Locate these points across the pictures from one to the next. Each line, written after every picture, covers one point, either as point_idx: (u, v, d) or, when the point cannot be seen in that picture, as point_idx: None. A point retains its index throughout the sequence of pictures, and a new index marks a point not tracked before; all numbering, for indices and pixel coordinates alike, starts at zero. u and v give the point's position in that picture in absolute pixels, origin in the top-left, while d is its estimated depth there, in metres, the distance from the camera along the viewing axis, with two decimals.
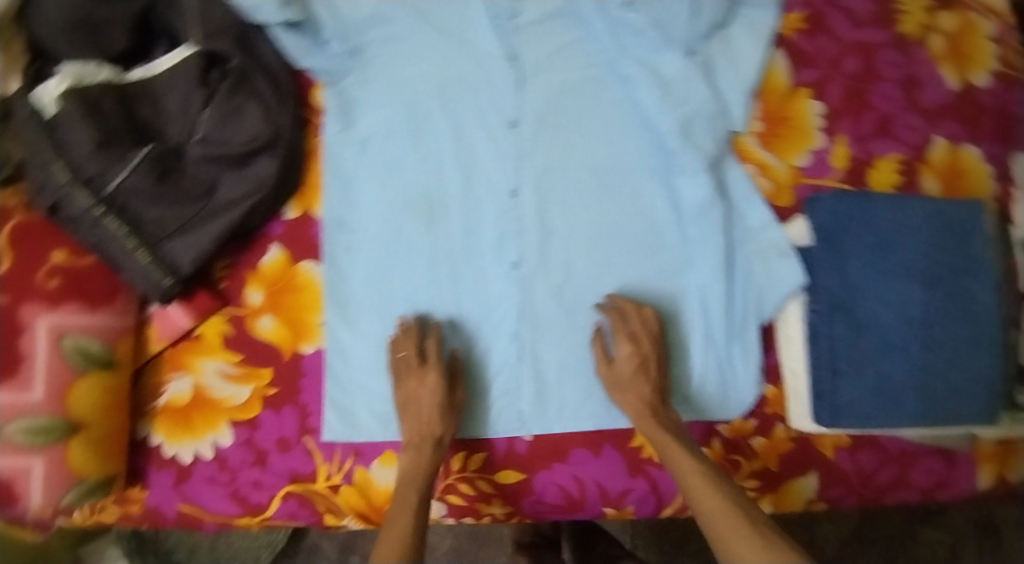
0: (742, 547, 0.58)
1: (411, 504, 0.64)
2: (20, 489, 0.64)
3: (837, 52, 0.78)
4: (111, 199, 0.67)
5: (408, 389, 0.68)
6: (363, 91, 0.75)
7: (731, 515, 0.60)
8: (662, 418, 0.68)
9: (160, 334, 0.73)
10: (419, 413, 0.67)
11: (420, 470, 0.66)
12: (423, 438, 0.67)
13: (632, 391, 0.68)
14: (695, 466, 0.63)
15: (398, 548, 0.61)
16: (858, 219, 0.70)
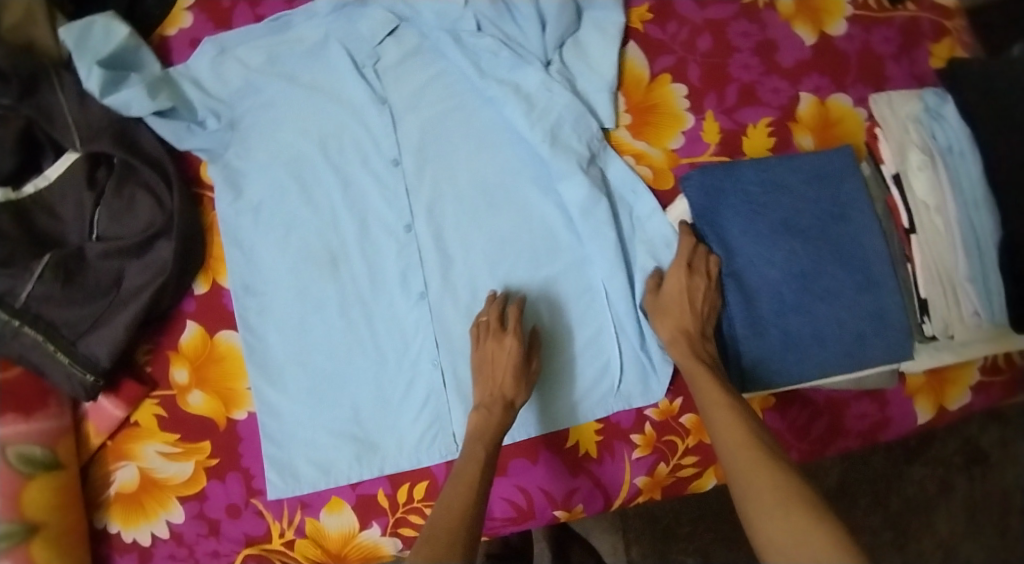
0: (754, 472, 0.57)
1: (480, 462, 0.65)
2: None
3: (688, 34, 0.83)
4: (25, 309, 0.70)
5: (487, 350, 0.71)
6: (246, 160, 0.79)
7: (750, 445, 0.59)
8: (700, 350, 0.69)
9: (97, 428, 0.75)
10: (494, 374, 0.71)
11: (488, 429, 0.68)
12: (494, 401, 0.69)
13: (672, 315, 0.70)
14: (722, 398, 0.64)
15: (463, 499, 0.61)
16: (730, 189, 0.73)
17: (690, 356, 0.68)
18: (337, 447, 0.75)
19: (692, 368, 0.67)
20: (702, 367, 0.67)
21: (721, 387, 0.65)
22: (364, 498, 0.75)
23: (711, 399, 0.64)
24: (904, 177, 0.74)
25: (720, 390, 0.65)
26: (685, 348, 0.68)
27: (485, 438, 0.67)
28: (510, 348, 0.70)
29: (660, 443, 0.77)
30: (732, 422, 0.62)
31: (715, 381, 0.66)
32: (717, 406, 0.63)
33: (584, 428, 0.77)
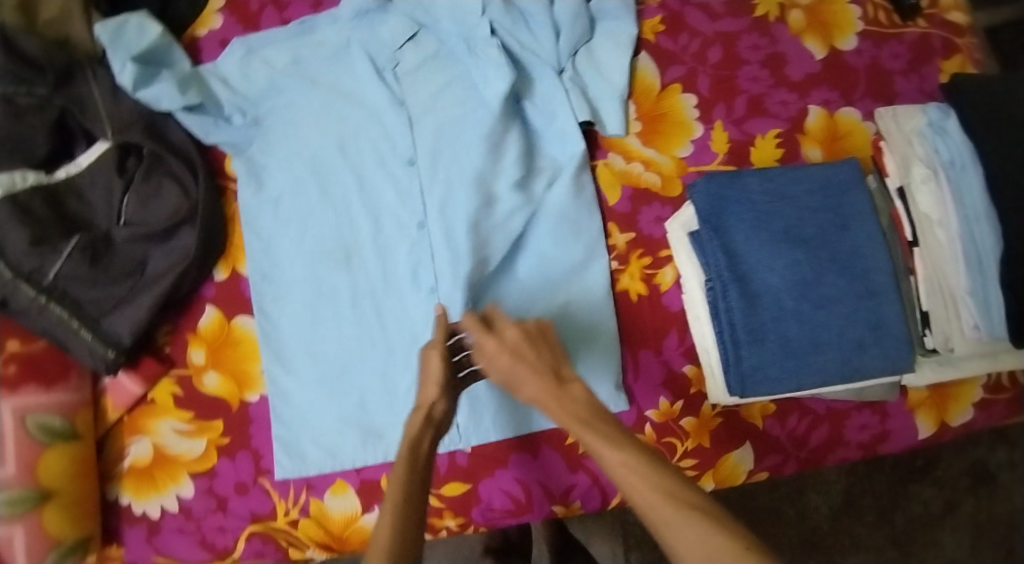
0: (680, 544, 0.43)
1: (399, 504, 0.49)
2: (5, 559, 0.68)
3: (700, 45, 0.85)
4: (52, 287, 0.73)
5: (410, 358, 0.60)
6: (268, 155, 0.82)
7: (664, 507, 0.44)
8: (566, 402, 0.52)
9: (116, 403, 0.78)
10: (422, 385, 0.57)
11: (403, 449, 0.53)
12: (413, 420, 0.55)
13: (519, 372, 0.53)
14: (612, 453, 0.48)
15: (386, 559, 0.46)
16: (734, 197, 0.74)
17: (641, 491, 0.45)
18: (344, 434, 0.78)
19: (654, 517, 0.45)
20: (656, 503, 0.44)
21: (694, 527, 0.43)
22: (368, 482, 0.77)
23: (682, 550, 0.43)
24: (908, 190, 0.76)
25: (687, 524, 0.43)
26: (626, 478, 0.46)
27: (398, 481, 0.50)
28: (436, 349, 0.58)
29: (659, 445, 0.77)
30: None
31: (680, 516, 0.44)
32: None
33: None
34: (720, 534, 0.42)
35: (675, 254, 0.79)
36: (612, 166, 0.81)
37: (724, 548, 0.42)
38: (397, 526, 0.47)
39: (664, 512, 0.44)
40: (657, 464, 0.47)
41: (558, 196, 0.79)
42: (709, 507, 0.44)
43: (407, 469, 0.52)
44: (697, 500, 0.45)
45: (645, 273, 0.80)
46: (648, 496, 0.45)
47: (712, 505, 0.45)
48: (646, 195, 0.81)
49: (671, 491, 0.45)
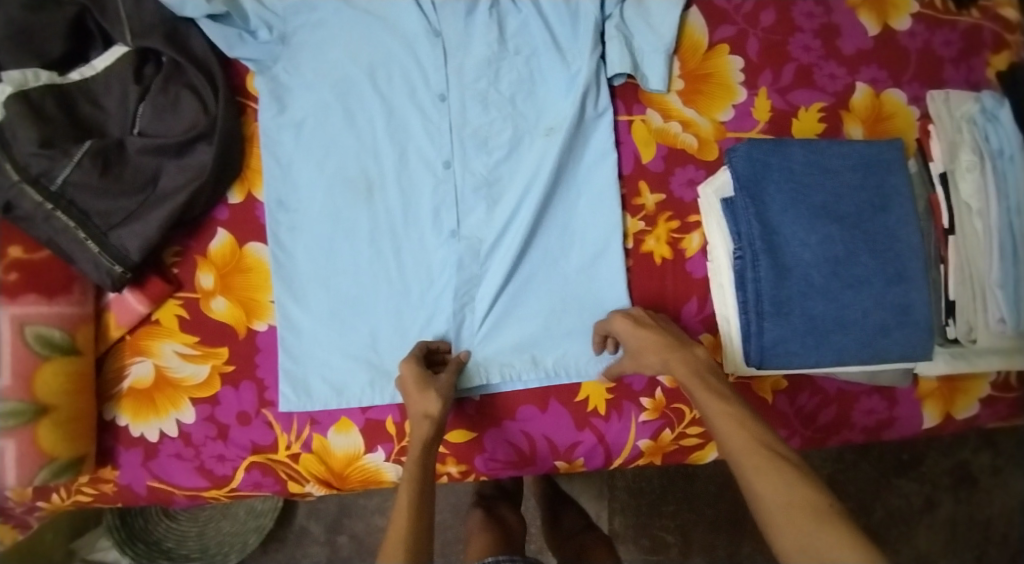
0: (758, 481, 0.56)
1: (414, 488, 0.63)
2: None
3: (753, 6, 0.82)
4: (60, 194, 0.71)
5: (409, 378, 0.69)
6: (294, 77, 0.79)
7: (757, 451, 0.58)
8: (692, 362, 0.66)
9: (119, 320, 0.76)
10: (421, 394, 0.67)
11: (418, 444, 0.66)
12: (426, 425, 0.67)
13: (651, 344, 0.68)
14: (722, 408, 0.62)
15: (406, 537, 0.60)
16: (775, 166, 0.72)
17: (738, 437, 0.59)
18: (350, 370, 0.76)
19: (743, 456, 0.58)
20: (746, 447, 0.58)
21: (776, 473, 0.56)
22: (373, 422, 0.76)
23: (762, 486, 0.56)
24: (951, 177, 0.75)
25: (773, 470, 0.56)
26: (726, 426, 0.61)
27: (414, 469, 0.65)
28: (407, 370, 0.69)
29: (668, 410, 0.76)
30: (784, 515, 0.53)
31: (769, 464, 0.57)
32: (780, 502, 0.54)
33: (595, 384, 0.76)
34: (798, 482, 0.55)
35: (704, 220, 0.77)
36: (649, 123, 0.79)
37: (801, 493, 0.54)
38: (415, 504, 0.62)
39: (753, 456, 0.57)
40: (758, 425, 0.60)
41: (581, 151, 0.78)
42: (795, 463, 0.57)
43: (421, 460, 0.65)
44: (787, 455, 0.58)
45: (672, 237, 0.78)
46: (741, 441, 0.59)
47: (798, 459, 0.57)
48: (681, 157, 0.79)
49: (765, 444, 0.58)
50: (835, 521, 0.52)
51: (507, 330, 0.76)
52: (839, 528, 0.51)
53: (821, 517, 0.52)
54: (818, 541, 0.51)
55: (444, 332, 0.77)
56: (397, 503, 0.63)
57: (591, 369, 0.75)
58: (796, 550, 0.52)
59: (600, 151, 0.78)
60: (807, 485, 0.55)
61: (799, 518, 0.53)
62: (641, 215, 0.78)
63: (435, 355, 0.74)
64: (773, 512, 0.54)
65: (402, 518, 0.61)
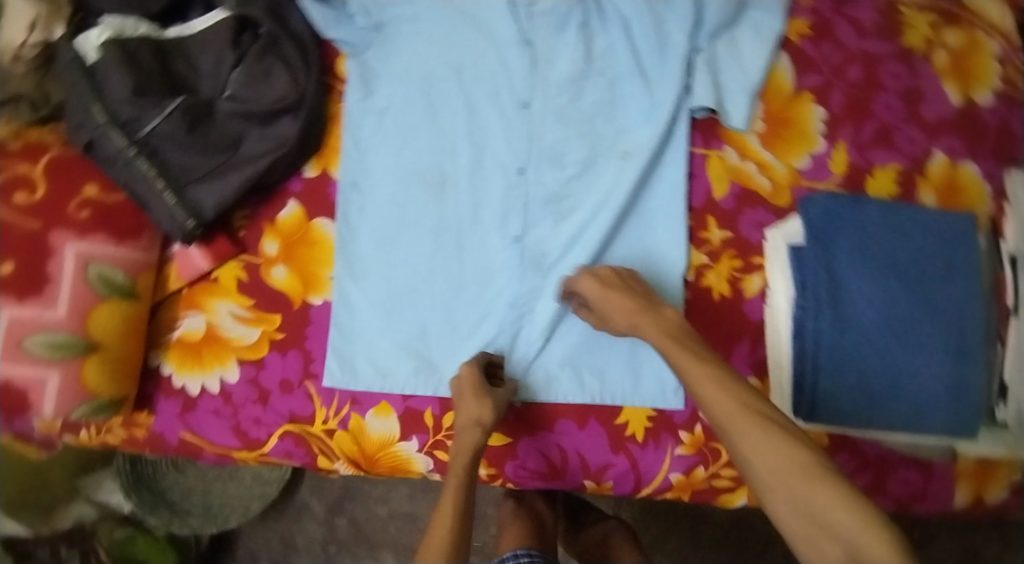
0: (750, 447, 0.55)
1: (459, 494, 0.64)
2: (35, 398, 0.70)
3: (841, 59, 0.81)
4: (144, 142, 0.73)
5: (464, 383, 0.70)
6: (382, 64, 0.81)
7: (741, 414, 0.56)
8: (661, 322, 0.66)
9: (181, 273, 0.78)
10: (467, 404, 0.68)
11: (467, 450, 0.67)
12: (473, 430, 0.67)
13: (619, 304, 0.68)
14: (700, 368, 0.60)
15: (443, 540, 0.62)
16: (849, 222, 0.73)
17: (718, 400, 0.58)
18: (399, 358, 0.76)
19: (728, 423, 0.57)
20: (729, 412, 0.57)
21: (765, 436, 0.55)
22: (412, 411, 0.76)
23: (751, 453, 0.55)
24: (1020, 261, 0.76)
25: (763, 434, 0.55)
26: (706, 389, 0.59)
27: (462, 475, 0.66)
28: (467, 372, 0.70)
29: (705, 447, 0.75)
30: (776, 481, 0.53)
31: (756, 427, 0.55)
32: (771, 468, 0.53)
33: (637, 410, 0.75)
34: (788, 444, 0.54)
35: (768, 264, 0.75)
36: (725, 158, 0.78)
37: (788, 452, 0.53)
38: (458, 511, 0.63)
39: (740, 422, 0.56)
40: (737, 385, 0.58)
41: (653, 181, 0.78)
42: (779, 418, 0.56)
43: (468, 467, 0.67)
44: (772, 414, 0.56)
45: (733, 275, 0.76)
46: (722, 404, 0.57)
47: (783, 417, 0.56)
48: (753, 198, 0.77)
49: (747, 403, 0.57)
50: (831, 482, 0.51)
51: (559, 344, 0.76)
52: (838, 488, 0.50)
53: (811, 473, 0.52)
54: (815, 504, 0.51)
55: (495, 334, 0.76)
56: (442, 501, 0.64)
57: (637, 394, 0.75)
58: (793, 515, 0.52)
59: (671, 182, 0.77)
60: (799, 448, 0.53)
61: (789, 474, 0.52)
62: (705, 248, 0.76)
63: (495, 367, 0.74)
64: (767, 478, 0.54)
65: (442, 525, 0.63)
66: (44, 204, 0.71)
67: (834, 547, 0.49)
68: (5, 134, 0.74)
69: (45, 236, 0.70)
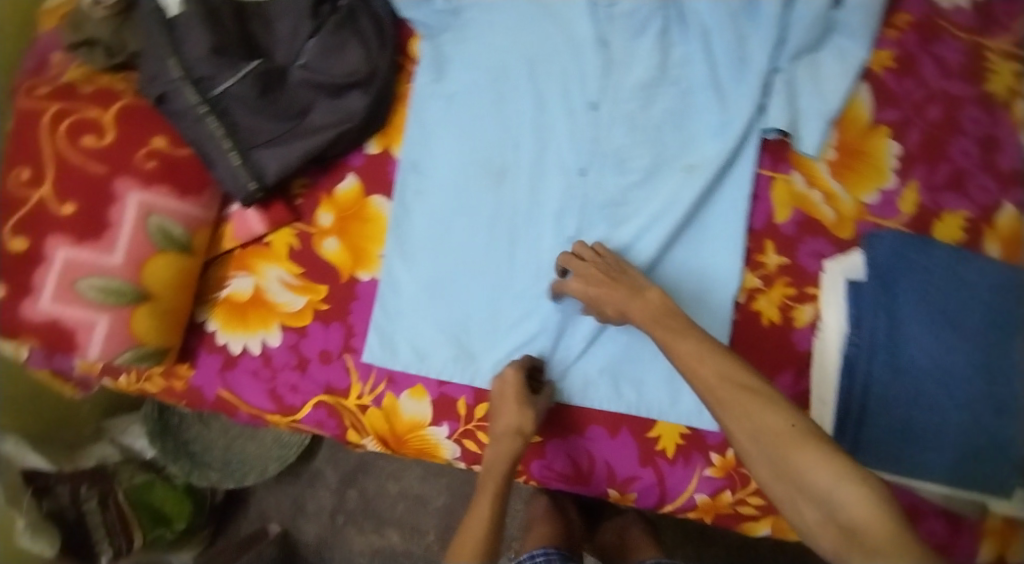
0: (733, 419, 0.57)
1: (496, 498, 0.66)
2: (82, 340, 0.71)
3: (922, 97, 0.77)
4: (216, 100, 0.74)
5: (503, 389, 0.70)
6: (456, 48, 0.82)
7: (723, 385, 0.58)
8: (644, 301, 0.66)
9: (235, 234, 0.79)
10: (504, 409, 0.69)
11: (506, 457, 0.68)
12: (511, 436, 0.68)
13: (610, 291, 0.68)
14: (684, 343, 0.61)
15: (477, 542, 0.63)
16: (915, 264, 0.71)
17: (701, 374, 0.60)
18: (439, 343, 0.77)
19: (711, 395, 0.59)
20: (711, 385, 0.59)
21: (747, 407, 0.56)
22: (446, 397, 0.76)
23: (734, 423, 0.57)
24: None
25: (744, 405, 0.57)
26: (691, 363, 0.60)
27: (500, 481, 0.67)
28: (513, 378, 0.70)
29: (734, 472, 0.74)
30: (758, 450, 0.55)
31: (738, 398, 0.57)
32: (753, 437, 0.56)
33: (670, 426, 0.75)
34: (767, 413, 0.56)
35: (823, 295, 0.73)
36: (791, 184, 0.76)
37: (768, 421, 0.55)
38: (493, 515, 0.65)
39: (721, 395, 0.58)
40: (719, 356, 0.60)
41: (714, 199, 0.76)
42: (759, 386, 0.57)
43: (506, 473, 0.67)
44: (751, 382, 0.58)
45: (785, 302, 0.74)
46: (705, 377, 0.59)
47: (763, 383, 0.58)
48: (814, 227, 0.75)
49: (729, 375, 0.58)
50: (811, 446, 0.53)
51: (599, 351, 0.76)
52: (818, 453, 0.53)
53: (790, 440, 0.54)
54: (796, 470, 0.53)
55: (537, 331, 0.76)
56: (476, 510, 0.66)
57: (673, 410, 0.74)
58: (777, 480, 0.54)
59: (731, 202, 0.76)
60: (777, 416, 0.55)
61: (769, 443, 0.55)
62: (759, 272, 0.75)
63: (536, 371, 0.74)
64: (749, 446, 0.56)
65: (477, 526, 0.64)
66: (112, 151, 0.72)
67: (815, 510, 0.52)
68: (77, 76, 0.75)
69: (110, 182, 0.71)
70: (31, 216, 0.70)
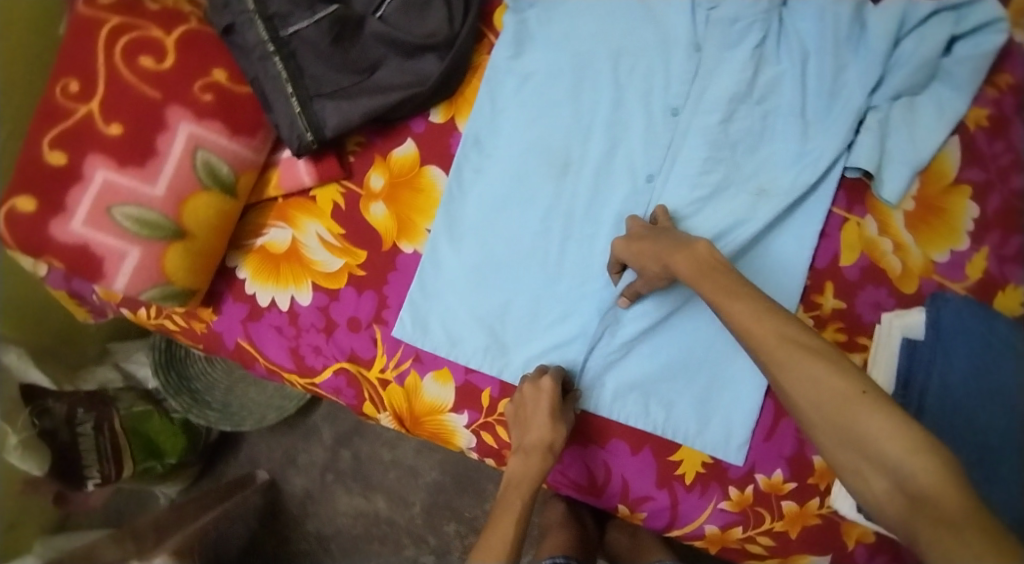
0: (790, 378, 0.51)
1: (517, 517, 0.66)
2: (110, 269, 0.68)
3: (1008, 163, 0.73)
4: (285, 42, 0.72)
5: (526, 397, 0.69)
6: (541, 27, 0.80)
7: (779, 341, 0.53)
8: (687, 260, 0.62)
9: (281, 182, 0.77)
10: (531, 419, 0.68)
11: (532, 476, 0.67)
12: (536, 448, 0.67)
13: (667, 242, 0.65)
14: (741, 299, 0.56)
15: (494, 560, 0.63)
16: (977, 331, 0.66)
17: (757, 331, 0.54)
18: (473, 330, 0.74)
19: (767, 353, 0.53)
20: (768, 343, 0.53)
21: (804, 364, 0.51)
22: (470, 386, 0.74)
23: (790, 382, 0.52)
24: None
25: (800, 361, 0.51)
26: (746, 321, 0.55)
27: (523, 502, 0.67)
28: (549, 387, 0.68)
29: (750, 509, 0.72)
30: (815, 412, 0.50)
31: (795, 354, 0.52)
32: (809, 396, 0.50)
33: (693, 452, 0.73)
34: (825, 371, 0.50)
35: (874, 348, 0.71)
36: (863, 228, 0.73)
37: (830, 382, 0.49)
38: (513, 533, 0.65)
39: (777, 352, 0.52)
40: (776, 314, 0.54)
41: (779, 228, 0.73)
42: (818, 345, 0.52)
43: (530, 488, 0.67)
44: (809, 340, 0.52)
45: (834, 348, 0.72)
46: (760, 334, 0.54)
47: (821, 342, 0.52)
48: (878, 276, 0.72)
49: (786, 334, 0.53)
50: (874, 408, 0.47)
51: (636, 365, 0.73)
52: (884, 417, 0.46)
53: (850, 402, 0.48)
54: (856, 434, 0.47)
55: (576, 333, 0.74)
56: (499, 529, 0.66)
57: (700, 437, 0.72)
58: (835, 444, 0.49)
59: (796, 235, 0.73)
60: (835, 374, 0.50)
61: (830, 405, 0.49)
62: (813, 313, 0.73)
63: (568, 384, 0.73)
64: (807, 406, 0.50)
65: (498, 542, 0.65)
66: (170, 76, 0.69)
67: (880, 478, 0.46)
68: None
69: (162, 109, 0.68)
70: (73, 130, 0.67)
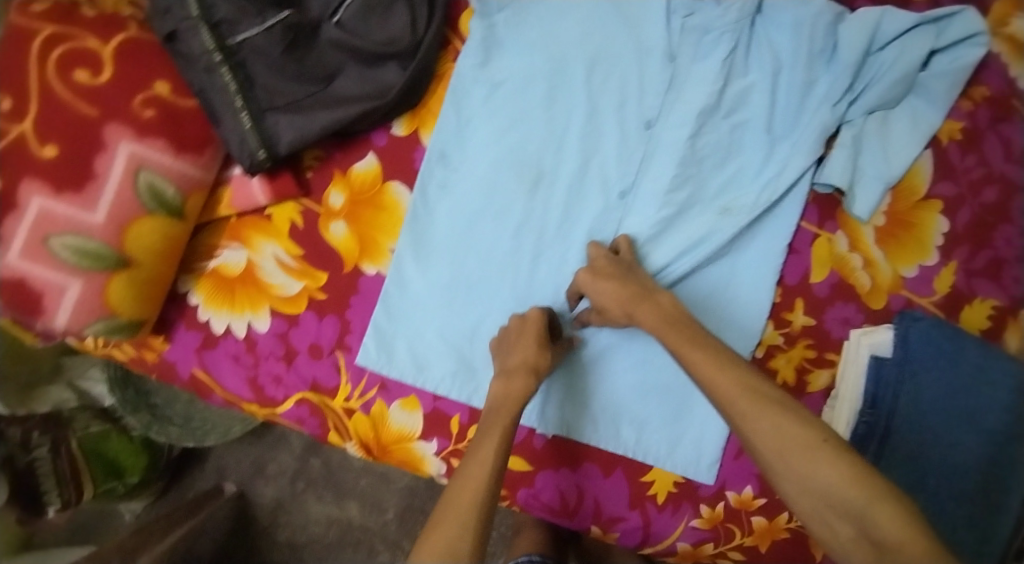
0: (755, 428, 0.51)
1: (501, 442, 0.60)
2: (50, 303, 0.64)
3: (980, 176, 0.72)
4: (233, 50, 0.67)
5: (511, 331, 0.68)
6: (510, 31, 0.76)
7: (743, 392, 0.53)
8: (646, 308, 0.62)
9: (232, 201, 0.73)
10: (518, 343, 0.67)
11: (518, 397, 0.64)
12: (519, 370, 0.65)
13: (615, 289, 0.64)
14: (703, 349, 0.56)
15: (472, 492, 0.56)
16: (945, 353, 0.66)
17: (719, 382, 0.54)
18: (441, 354, 0.72)
19: (729, 402, 0.53)
20: (731, 394, 0.53)
21: (767, 414, 0.51)
22: (439, 412, 0.72)
23: (755, 432, 0.51)
24: None
25: (763, 411, 0.51)
26: (708, 371, 0.55)
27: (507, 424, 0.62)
28: (534, 317, 0.67)
29: (721, 526, 0.71)
30: (780, 461, 0.50)
31: (758, 405, 0.52)
32: (774, 445, 0.50)
33: (665, 472, 0.72)
34: (788, 421, 0.51)
35: (842, 365, 0.70)
36: (833, 244, 0.72)
37: (790, 430, 0.50)
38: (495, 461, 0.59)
39: (740, 403, 0.52)
40: (738, 365, 0.55)
41: (744, 245, 0.72)
42: (779, 395, 0.52)
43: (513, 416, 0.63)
44: (769, 392, 0.53)
45: (803, 364, 0.71)
46: (722, 384, 0.54)
47: (781, 393, 0.53)
48: (849, 292, 0.71)
49: (748, 385, 0.53)
50: (836, 459, 0.48)
51: (610, 387, 0.72)
52: (846, 467, 0.47)
53: (817, 450, 0.49)
54: (821, 483, 0.48)
55: None
56: (479, 453, 0.59)
57: (671, 458, 0.71)
58: (800, 493, 0.49)
59: (762, 253, 0.72)
60: (797, 425, 0.50)
61: (791, 454, 0.49)
62: (783, 330, 0.72)
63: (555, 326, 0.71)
64: (770, 456, 0.51)
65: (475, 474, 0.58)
66: (107, 90, 0.64)
67: (845, 525, 0.47)
68: None
69: (99, 127, 0.63)
70: (4, 152, 0.62)
